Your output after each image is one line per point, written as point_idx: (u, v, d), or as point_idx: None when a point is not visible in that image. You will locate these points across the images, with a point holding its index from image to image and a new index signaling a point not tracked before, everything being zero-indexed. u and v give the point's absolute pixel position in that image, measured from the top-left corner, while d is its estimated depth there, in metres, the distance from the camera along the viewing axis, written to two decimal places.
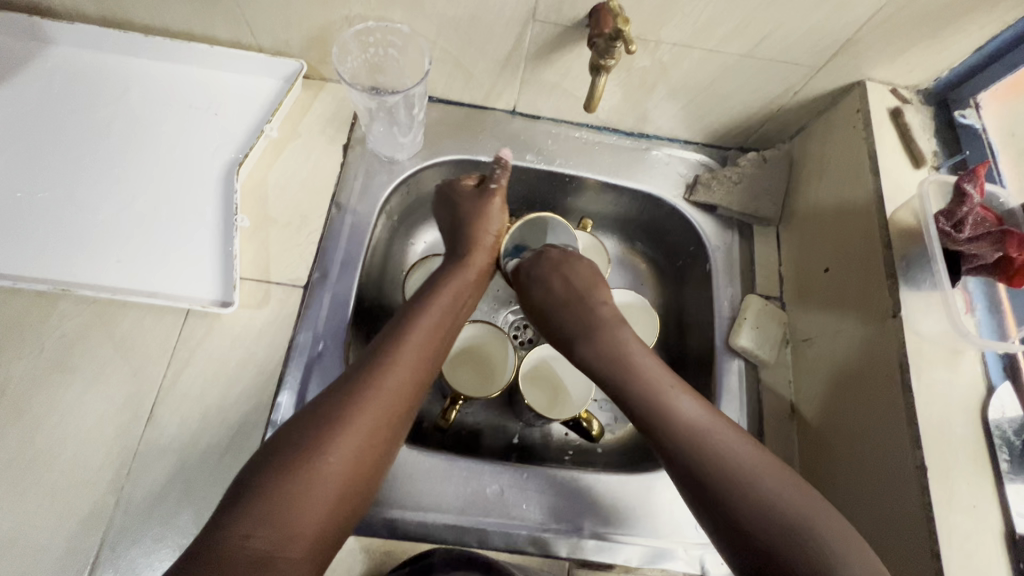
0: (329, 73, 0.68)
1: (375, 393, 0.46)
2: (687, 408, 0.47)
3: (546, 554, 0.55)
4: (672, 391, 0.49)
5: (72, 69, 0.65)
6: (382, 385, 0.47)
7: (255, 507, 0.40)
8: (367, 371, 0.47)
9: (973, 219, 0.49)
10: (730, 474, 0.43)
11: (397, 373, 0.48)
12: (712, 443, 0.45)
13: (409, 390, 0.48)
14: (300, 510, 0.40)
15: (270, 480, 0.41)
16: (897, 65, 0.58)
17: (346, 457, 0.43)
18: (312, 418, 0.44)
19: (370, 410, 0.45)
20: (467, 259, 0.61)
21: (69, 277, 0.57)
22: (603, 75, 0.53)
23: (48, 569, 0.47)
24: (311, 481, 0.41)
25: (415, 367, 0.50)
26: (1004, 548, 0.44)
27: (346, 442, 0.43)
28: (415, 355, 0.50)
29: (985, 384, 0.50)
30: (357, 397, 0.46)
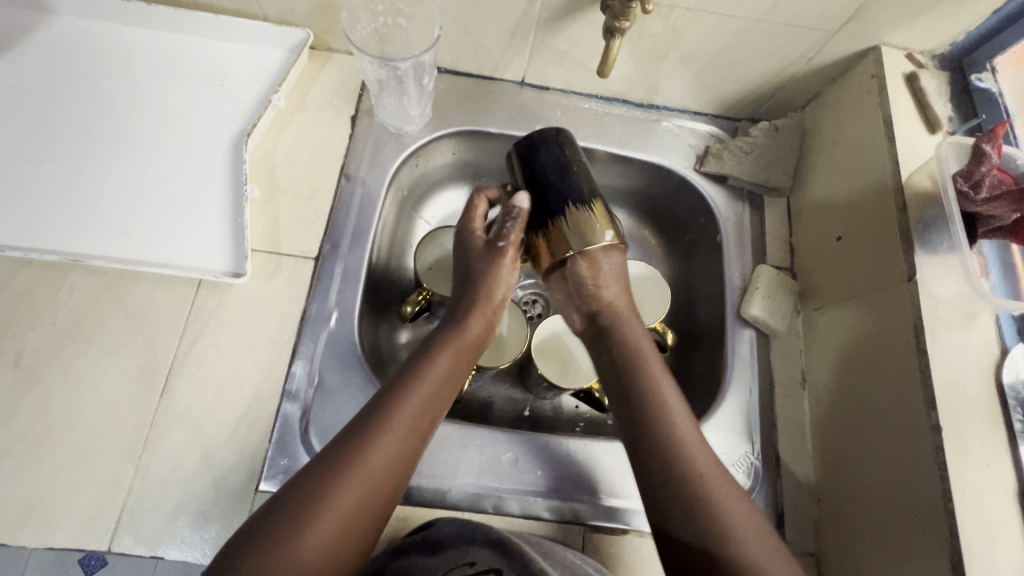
0: (336, 44, 0.67)
1: (381, 441, 0.41)
2: (692, 436, 0.42)
3: (560, 519, 0.55)
4: (678, 413, 0.44)
5: (75, 39, 0.64)
6: (392, 430, 0.42)
7: (258, 557, 0.36)
8: (379, 413, 0.43)
9: (990, 181, 0.49)
10: (707, 498, 0.39)
11: (406, 420, 0.43)
12: (706, 469, 0.40)
13: (419, 435, 0.44)
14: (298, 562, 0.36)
15: (262, 543, 0.36)
16: (914, 29, 0.57)
17: (347, 513, 0.39)
18: (320, 468, 0.40)
19: (372, 463, 0.40)
20: (465, 316, 0.52)
21: (80, 249, 0.56)
22: (617, 38, 0.53)
23: (68, 535, 0.47)
24: (310, 536, 0.37)
25: (427, 411, 0.45)
26: (1017, 504, 0.45)
27: (331, 522, 0.38)
28: (428, 394, 0.45)
29: (999, 346, 0.50)
30: (362, 444, 0.41)
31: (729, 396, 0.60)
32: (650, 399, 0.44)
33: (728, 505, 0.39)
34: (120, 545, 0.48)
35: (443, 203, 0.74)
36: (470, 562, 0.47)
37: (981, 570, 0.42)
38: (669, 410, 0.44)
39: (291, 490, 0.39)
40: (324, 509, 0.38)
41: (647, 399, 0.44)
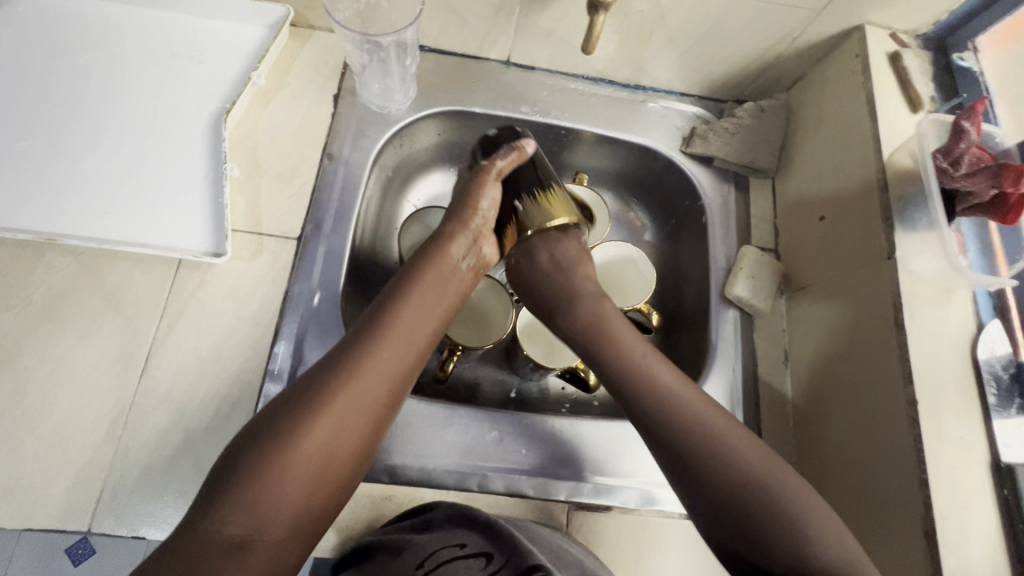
0: (317, 20, 0.66)
1: (355, 381, 0.41)
2: (674, 386, 0.44)
3: (544, 496, 0.55)
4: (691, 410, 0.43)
5: (49, 14, 0.62)
6: (366, 373, 0.42)
7: (231, 498, 0.36)
8: (351, 352, 0.42)
9: (970, 158, 0.50)
10: (769, 499, 0.38)
11: (382, 364, 0.43)
12: (742, 470, 0.39)
13: (398, 368, 0.43)
14: (269, 499, 0.36)
15: (250, 463, 0.37)
16: (898, 7, 0.57)
17: (319, 448, 0.38)
18: (286, 410, 0.39)
19: (342, 402, 0.40)
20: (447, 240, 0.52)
21: (56, 228, 0.55)
22: (601, 13, 0.52)
23: (48, 516, 0.47)
24: (281, 471, 0.37)
25: (406, 352, 0.44)
26: (989, 475, 0.46)
27: (318, 434, 0.39)
28: (403, 336, 0.45)
29: (975, 322, 0.51)
30: (332, 381, 0.41)
31: (713, 375, 0.61)
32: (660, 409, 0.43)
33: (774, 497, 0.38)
34: (101, 526, 0.47)
35: (428, 185, 0.73)
36: (460, 544, 0.46)
37: (953, 539, 0.43)
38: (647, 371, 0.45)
39: (256, 431, 0.39)
40: (293, 441, 0.38)
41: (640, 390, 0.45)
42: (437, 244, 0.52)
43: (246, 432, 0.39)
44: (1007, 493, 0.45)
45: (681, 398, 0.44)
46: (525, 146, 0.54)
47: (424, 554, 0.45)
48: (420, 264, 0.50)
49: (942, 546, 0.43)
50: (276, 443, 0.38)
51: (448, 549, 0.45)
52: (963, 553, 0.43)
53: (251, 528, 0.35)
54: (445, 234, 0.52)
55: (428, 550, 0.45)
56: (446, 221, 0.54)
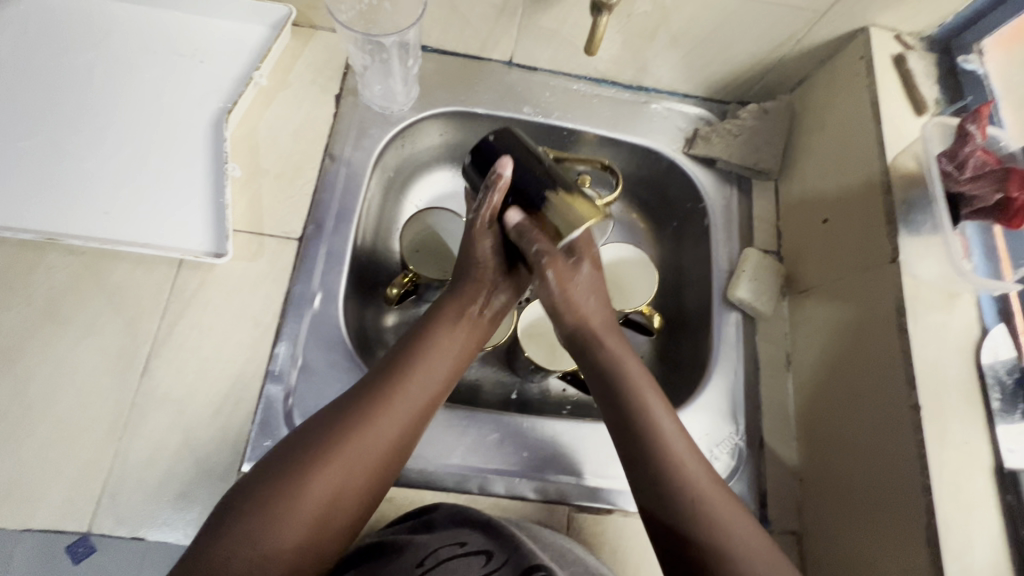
0: (319, 20, 0.66)
1: (369, 428, 0.42)
2: (671, 434, 0.44)
3: (545, 499, 0.55)
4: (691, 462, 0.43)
5: (51, 14, 0.62)
6: (382, 416, 0.42)
7: (244, 526, 0.37)
8: (365, 399, 0.43)
9: (975, 161, 0.49)
10: (727, 559, 0.38)
11: (398, 406, 0.43)
12: (723, 529, 0.39)
13: (410, 417, 0.44)
14: (279, 530, 0.37)
15: (258, 501, 0.38)
16: (903, 9, 0.57)
17: (332, 485, 0.39)
18: (304, 442, 0.40)
19: (357, 442, 0.41)
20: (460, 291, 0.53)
21: (56, 228, 0.55)
22: (604, 15, 0.52)
23: (48, 516, 0.47)
24: (294, 504, 0.38)
25: (422, 397, 0.45)
26: (992, 480, 0.45)
27: (325, 481, 0.39)
28: (420, 379, 0.45)
29: (979, 326, 0.50)
30: (345, 425, 0.41)
31: (715, 378, 0.60)
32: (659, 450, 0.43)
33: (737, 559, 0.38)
34: (101, 527, 0.47)
35: (429, 186, 0.73)
36: (461, 543, 0.46)
37: (955, 545, 0.43)
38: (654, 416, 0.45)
39: (274, 461, 0.40)
40: (302, 483, 0.38)
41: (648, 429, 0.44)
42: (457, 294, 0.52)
43: (258, 467, 0.40)
44: (1009, 499, 0.45)
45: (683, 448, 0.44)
46: (502, 171, 0.49)
47: (425, 552, 0.44)
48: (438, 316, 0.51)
49: (944, 552, 0.43)
50: (292, 475, 0.39)
51: (448, 547, 0.45)
52: (965, 559, 0.43)
53: (261, 558, 0.36)
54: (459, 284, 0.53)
55: (430, 548, 0.44)
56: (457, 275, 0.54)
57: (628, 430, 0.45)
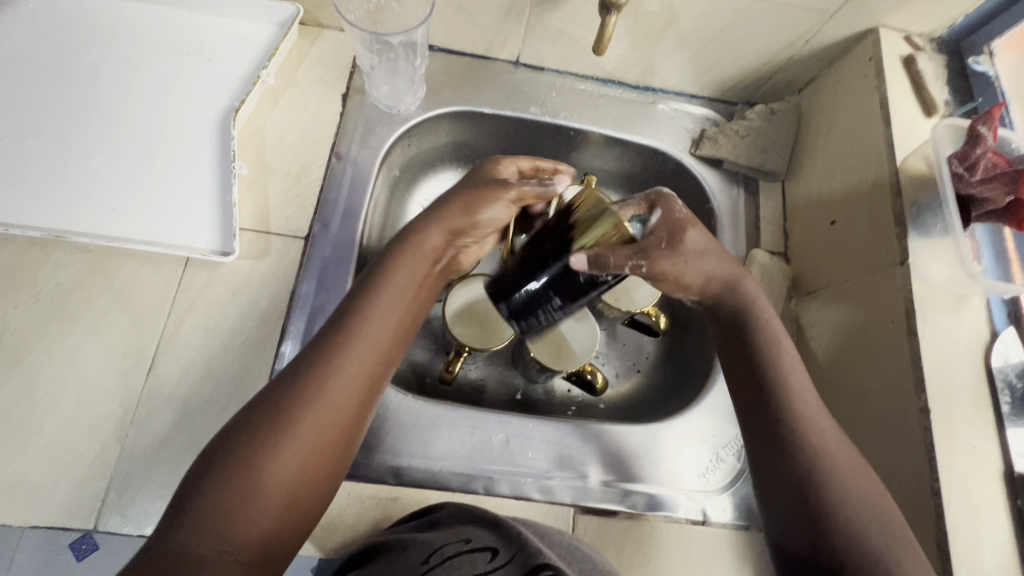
0: (327, 19, 0.66)
1: (323, 393, 0.40)
2: (806, 401, 0.43)
3: (550, 500, 0.55)
4: (822, 428, 0.42)
5: (59, 11, 0.62)
6: (320, 389, 0.40)
7: (196, 523, 0.35)
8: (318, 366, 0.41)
9: (986, 163, 0.49)
10: (846, 517, 0.38)
11: (336, 376, 0.41)
12: (842, 490, 0.39)
13: (364, 377, 0.42)
14: (235, 520, 0.35)
15: (217, 483, 0.36)
16: (913, 10, 0.57)
17: (278, 470, 0.37)
18: (246, 425, 0.38)
19: (296, 422, 0.38)
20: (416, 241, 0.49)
21: (64, 226, 0.55)
22: (613, 14, 0.52)
23: (54, 513, 0.47)
24: (243, 492, 0.36)
25: (366, 365, 0.42)
26: (1002, 484, 0.45)
27: (286, 457, 0.37)
28: (363, 347, 0.43)
29: (989, 329, 0.50)
30: (299, 395, 0.39)
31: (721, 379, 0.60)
32: (788, 416, 0.42)
33: (853, 517, 0.38)
34: (107, 524, 0.47)
35: (435, 185, 0.73)
36: (465, 540, 0.45)
37: (965, 549, 0.43)
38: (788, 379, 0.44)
39: (219, 448, 0.38)
40: (260, 463, 0.37)
41: (776, 387, 0.44)
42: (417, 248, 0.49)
43: (211, 447, 0.38)
44: (1020, 504, 0.45)
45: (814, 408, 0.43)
46: (557, 184, 0.52)
47: (430, 550, 0.44)
48: (393, 265, 0.47)
49: (954, 555, 0.42)
50: (236, 461, 0.37)
51: (452, 545, 0.45)
52: (975, 563, 0.42)
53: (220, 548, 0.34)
54: (425, 230, 0.50)
55: (434, 546, 0.44)
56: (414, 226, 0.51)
57: (761, 390, 0.44)
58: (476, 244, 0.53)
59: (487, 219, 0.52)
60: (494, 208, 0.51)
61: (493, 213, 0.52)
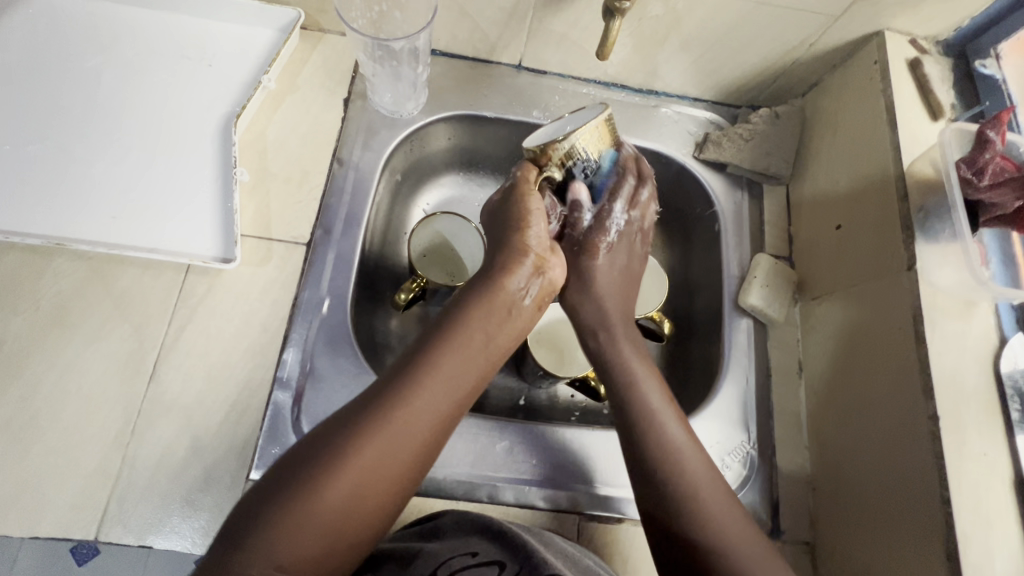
0: (328, 24, 0.65)
1: (396, 429, 0.39)
2: (691, 460, 0.44)
3: (555, 508, 0.54)
4: (664, 429, 0.45)
5: (58, 17, 0.62)
6: (397, 417, 0.40)
7: (261, 538, 0.35)
8: (389, 396, 0.40)
9: (994, 168, 0.48)
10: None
11: (415, 409, 0.40)
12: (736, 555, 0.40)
13: (435, 421, 0.41)
14: (298, 536, 0.35)
15: (278, 504, 0.36)
16: (919, 13, 0.56)
17: (347, 493, 0.37)
18: (327, 443, 0.38)
19: (372, 447, 0.38)
20: (504, 267, 0.48)
21: (64, 232, 0.55)
22: (617, 18, 0.51)
23: (54, 524, 0.46)
24: (310, 511, 0.36)
25: (443, 400, 0.42)
26: (1012, 493, 0.45)
27: (345, 486, 0.37)
28: (445, 382, 0.42)
29: (998, 335, 0.50)
30: (370, 424, 0.39)
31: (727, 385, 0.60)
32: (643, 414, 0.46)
33: (714, 523, 0.41)
34: (109, 535, 0.47)
35: (437, 190, 0.73)
36: (472, 552, 0.45)
37: (976, 559, 0.42)
38: (659, 426, 0.45)
39: (295, 457, 0.38)
40: (319, 491, 0.36)
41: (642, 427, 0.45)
42: (486, 274, 0.48)
43: (284, 460, 0.39)
44: None
45: (670, 415, 0.46)
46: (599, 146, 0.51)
47: (436, 563, 0.43)
48: (475, 294, 0.46)
49: (964, 565, 0.42)
50: (300, 487, 0.37)
51: (459, 558, 0.44)
52: (986, 572, 0.42)
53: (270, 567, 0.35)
54: (496, 261, 0.48)
55: (440, 558, 0.44)
56: (503, 244, 0.49)
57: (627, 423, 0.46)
58: (556, 262, 0.51)
59: (538, 238, 0.50)
60: (534, 226, 0.50)
61: (537, 232, 0.50)
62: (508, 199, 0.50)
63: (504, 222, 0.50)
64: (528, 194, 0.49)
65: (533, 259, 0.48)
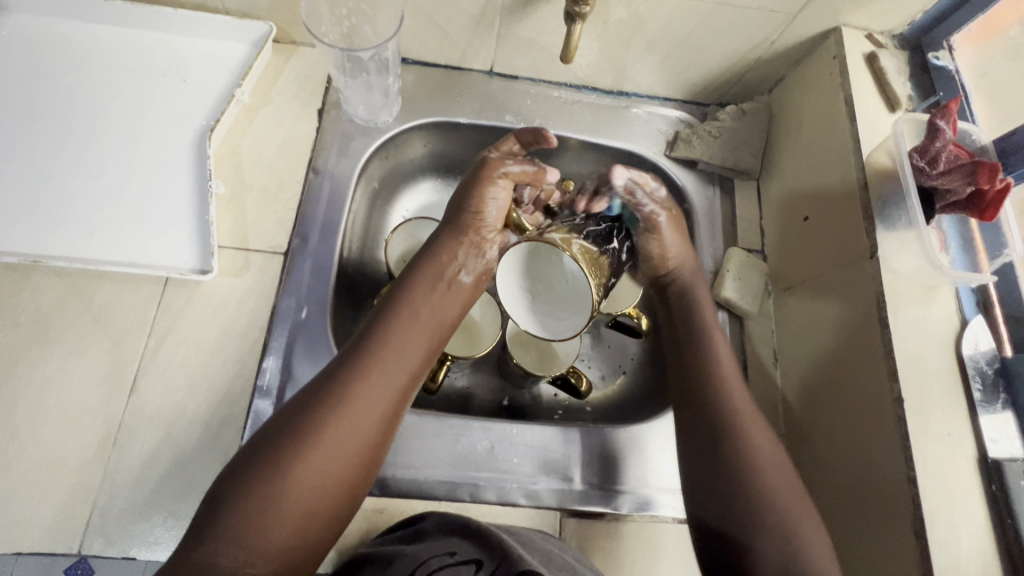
0: (301, 36, 0.66)
1: (356, 398, 0.42)
2: (752, 427, 0.47)
3: (536, 504, 0.55)
4: (737, 394, 0.49)
5: (31, 37, 0.63)
6: (354, 401, 0.42)
7: (226, 524, 0.37)
8: (344, 373, 0.43)
9: (946, 156, 0.50)
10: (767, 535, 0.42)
11: (375, 381, 0.43)
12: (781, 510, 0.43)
13: (395, 390, 0.44)
14: (268, 526, 0.37)
15: (239, 492, 0.38)
16: (873, 8, 0.58)
17: (315, 470, 0.39)
18: (283, 428, 0.40)
19: (334, 432, 0.40)
20: (446, 249, 0.52)
21: (40, 250, 0.55)
22: (578, 23, 0.53)
23: (37, 539, 0.47)
24: (282, 496, 0.38)
25: (399, 373, 0.45)
26: (977, 470, 0.46)
27: (311, 465, 0.39)
28: (398, 353, 0.45)
29: (959, 318, 0.51)
30: (325, 404, 0.41)
31: None
32: (717, 391, 0.49)
33: (773, 497, 0.44)
34: (92, 547, 0.47)
35: (415, 196, 0.74)
36: (450, 552, 0.45)
37: (943, 536, 0.43)
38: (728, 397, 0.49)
39: (253, 450, 0.40)
40: (285, 475, 0.38)
41: (715, 393, 0.49)
42: (430, 261, 0.51)
43: (243, 450, 0.40)
44: (995, 489, 0.45)
45: (738, 390, 0.50)
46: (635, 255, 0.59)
47: (415, 562, 0.44)
48: (421, 273, 0.51)
49: (932, 543, 0.43)
50: (261, 474, 0.38)
51: (437, 558, 0.45)
52: (953, 549, 0.43)
53: (245, 555, 0.36)
54: (443, 243, 0.53)
55: (419, 559, 0.44)
56: (443, 233, 0.53)
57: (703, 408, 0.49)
58: (499, 241, 0.55)
59: (494, 211, 0.53)
60: (490, 208, 0.53)
61: (493, 208, 0.53)
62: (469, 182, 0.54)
63: (466, 197, 0.53)
64: (494, 178, 0.54)
65: (471, 241, 0.53)
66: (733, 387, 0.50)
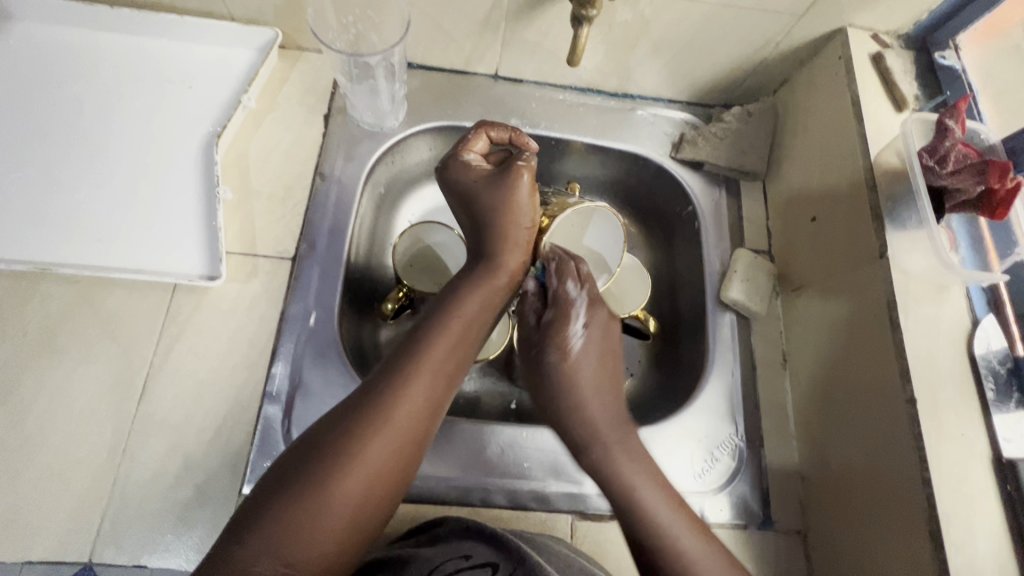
0: (306, 42, 0.66)
1: (393, 415, 0.41)
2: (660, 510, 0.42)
3: (547, 508, 0.55)
4: (639, 479, 0.44)
5: (39, 45, 0.63)
6: (393, 418, 0.41)
7: (264, 534, 0.36)
8: (384, 386, 0.42)
9: (956, 155, 0.50)
10: None
11: (413, 400, 0.42)
12: None
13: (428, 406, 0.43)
14: (307, 541, 0.37)
15: (276, 502, 0.37)
16: (879, 9, 0.58)
17: (355, 486, 0.39)
18: (323, 441, 0.40)
19: (379, 444, 0.40)
20: (495, 258, 0.50)
21: (49, 258, 0.55)
22: (585, 26, 0.53)
23: (48, 547, 0.47)
24: (322, 511, 0.38)
25: (434, 390, 0.44)
26: (990, 471, 0.46)
27: (351, 484, 0.39)
28: (434, 370, 0.44)
29: (970, 317, 0.51)
30: (368, 419, 0.41)
31: (713, 379, 0.60)
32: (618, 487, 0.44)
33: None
34: (103, 556, 0.47)
35: (421, 200, 0.74)
36: (465, 556, 0.45)
37: (958, 537, 0.43)
38: (626, 482, 0.44)
39: (295, 460, 0.39)
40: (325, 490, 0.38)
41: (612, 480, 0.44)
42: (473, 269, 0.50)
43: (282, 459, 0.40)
44: (1010, 489, 0.45)
45: (638, 472, 0.44)
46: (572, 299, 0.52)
47: (431, 565, 0.44)
48: (463, 283, 0.50)
49: (947, 544, 0.43)
50: (303, 486, 0.38)
51: (453, 561, 0.45)
52: (968, 550, 0.43)
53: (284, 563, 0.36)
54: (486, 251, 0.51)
55: (434, 562, 0.44)
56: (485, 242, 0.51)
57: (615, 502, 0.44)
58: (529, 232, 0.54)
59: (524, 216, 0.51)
60: (520, 215, 0.51)
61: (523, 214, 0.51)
62: (491, 183, 0.51)
63: (495, 212, 0.50)
64: (517, 186, 0.50)
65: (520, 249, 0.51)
66: (632, 474, 0.44)
